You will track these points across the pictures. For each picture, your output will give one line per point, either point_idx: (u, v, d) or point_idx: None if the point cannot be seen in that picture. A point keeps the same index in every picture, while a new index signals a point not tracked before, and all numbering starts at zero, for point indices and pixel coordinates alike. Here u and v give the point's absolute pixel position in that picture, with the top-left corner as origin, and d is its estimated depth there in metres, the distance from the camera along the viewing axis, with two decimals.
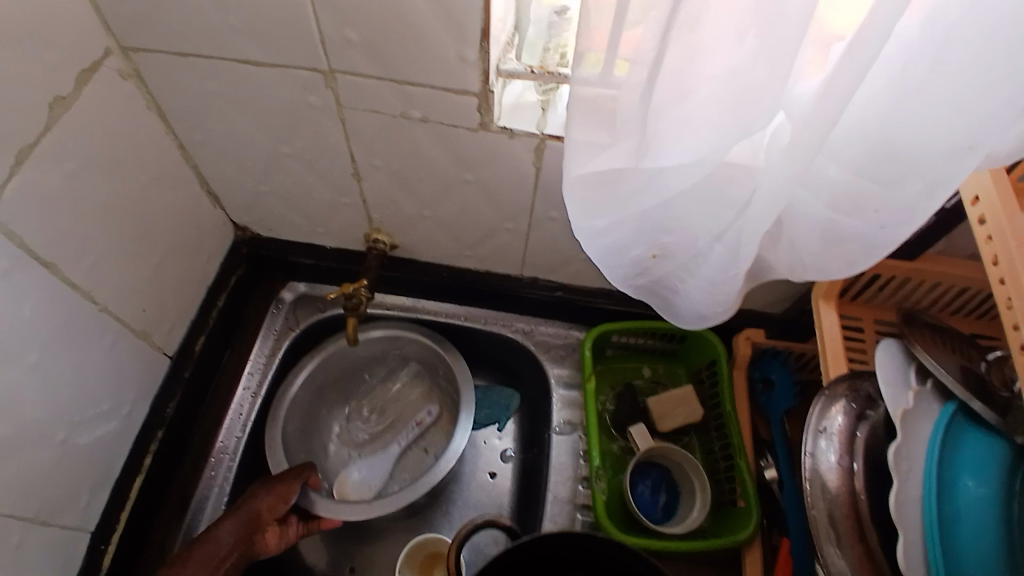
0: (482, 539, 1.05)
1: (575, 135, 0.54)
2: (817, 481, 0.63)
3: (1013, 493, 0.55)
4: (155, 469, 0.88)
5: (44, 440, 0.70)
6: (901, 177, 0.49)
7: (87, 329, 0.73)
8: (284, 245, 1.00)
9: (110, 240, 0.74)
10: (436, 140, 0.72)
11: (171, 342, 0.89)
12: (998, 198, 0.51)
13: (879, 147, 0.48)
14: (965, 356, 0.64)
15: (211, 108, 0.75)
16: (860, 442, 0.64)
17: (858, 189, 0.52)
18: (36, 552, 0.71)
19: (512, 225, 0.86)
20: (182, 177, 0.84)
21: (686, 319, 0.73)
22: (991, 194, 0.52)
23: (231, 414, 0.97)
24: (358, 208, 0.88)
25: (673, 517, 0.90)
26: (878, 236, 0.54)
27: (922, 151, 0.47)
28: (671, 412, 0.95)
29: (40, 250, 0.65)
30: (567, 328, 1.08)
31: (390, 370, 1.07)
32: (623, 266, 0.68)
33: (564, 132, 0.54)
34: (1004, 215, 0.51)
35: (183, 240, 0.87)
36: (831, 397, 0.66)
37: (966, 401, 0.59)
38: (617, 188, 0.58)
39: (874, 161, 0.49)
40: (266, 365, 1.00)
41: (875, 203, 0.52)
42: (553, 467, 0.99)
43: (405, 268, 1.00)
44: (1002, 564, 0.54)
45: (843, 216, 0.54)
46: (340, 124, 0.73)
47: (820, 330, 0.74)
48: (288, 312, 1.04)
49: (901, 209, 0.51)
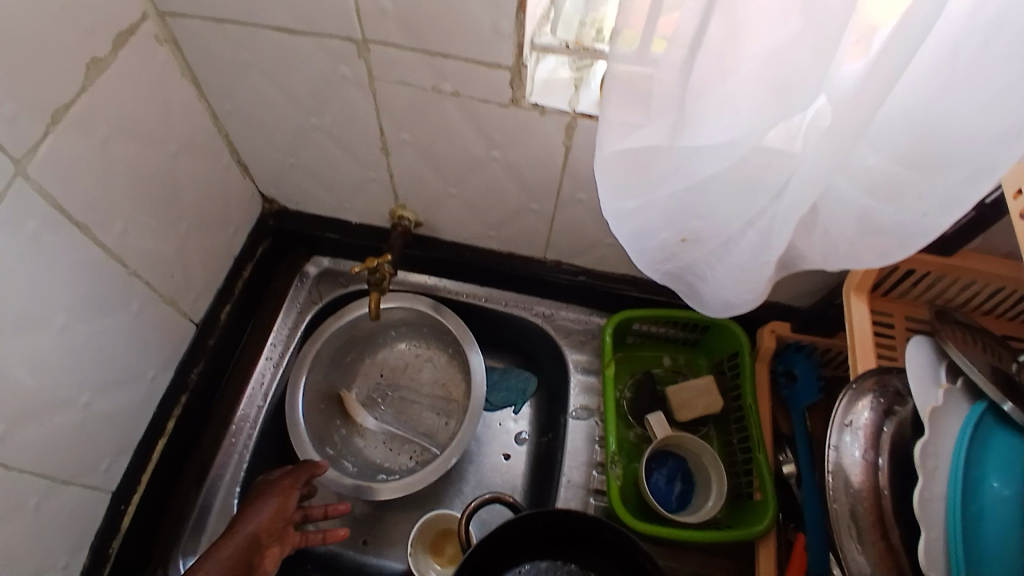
0: (490, 513, 1.06)
1: (611, 116, 0.52)
2: (840, 476, 0.61)
3: None
4: (178, 434, 0.89)
5: (70, 398, 0.71)
6: (943, 165, 0.47)
7: (117, 291, 0.74)
8: (309, 218, 1.01)
9: (140, 205, 0.75)
10: (465, 116, 0.72)
11: (197, 311, 0.90)
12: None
13: (921, 132, 0.46)
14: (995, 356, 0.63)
15: (242, 77, 0.75)
16: (886, 438, 0.62)
17: (897, 177, 0.50)
18: (61, 507, 0.73)
19: (538, 206, 0.85)
20: (213, 147, 0.85)
21: (711, 307, 0.71)
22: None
23: (252, 385, 0.98)
24: (384, 184, 0.88)
25: (688, 507, 0.89)
26: (918, 226, 0.52)
27: (965, 139, 0.45)
28: (691, 402, 0.94)
29: (72, 212, 0.66)
30: (588, 314, 1.07)
31: (423, 339, 1.11)
32: (649, 250, 0.66)
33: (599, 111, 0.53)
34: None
35: (211, 209, 0.88)
36: (857, 392, 0.65)
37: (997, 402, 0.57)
38: (646, 170, 0.56)
39: (915, 147, 0.47)
40: (288, 338, 1.02)
41: (919, 190, 0.50)
42: (568, 452, 0.99)
43: (429, 246, 1.00)
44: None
45: (881, 203, 0.52)
46: (369, 97, 0.73)
47: (850, 323, 0.72)
48: (312, 286, 1.05)
49: (944, 199, 0.49)
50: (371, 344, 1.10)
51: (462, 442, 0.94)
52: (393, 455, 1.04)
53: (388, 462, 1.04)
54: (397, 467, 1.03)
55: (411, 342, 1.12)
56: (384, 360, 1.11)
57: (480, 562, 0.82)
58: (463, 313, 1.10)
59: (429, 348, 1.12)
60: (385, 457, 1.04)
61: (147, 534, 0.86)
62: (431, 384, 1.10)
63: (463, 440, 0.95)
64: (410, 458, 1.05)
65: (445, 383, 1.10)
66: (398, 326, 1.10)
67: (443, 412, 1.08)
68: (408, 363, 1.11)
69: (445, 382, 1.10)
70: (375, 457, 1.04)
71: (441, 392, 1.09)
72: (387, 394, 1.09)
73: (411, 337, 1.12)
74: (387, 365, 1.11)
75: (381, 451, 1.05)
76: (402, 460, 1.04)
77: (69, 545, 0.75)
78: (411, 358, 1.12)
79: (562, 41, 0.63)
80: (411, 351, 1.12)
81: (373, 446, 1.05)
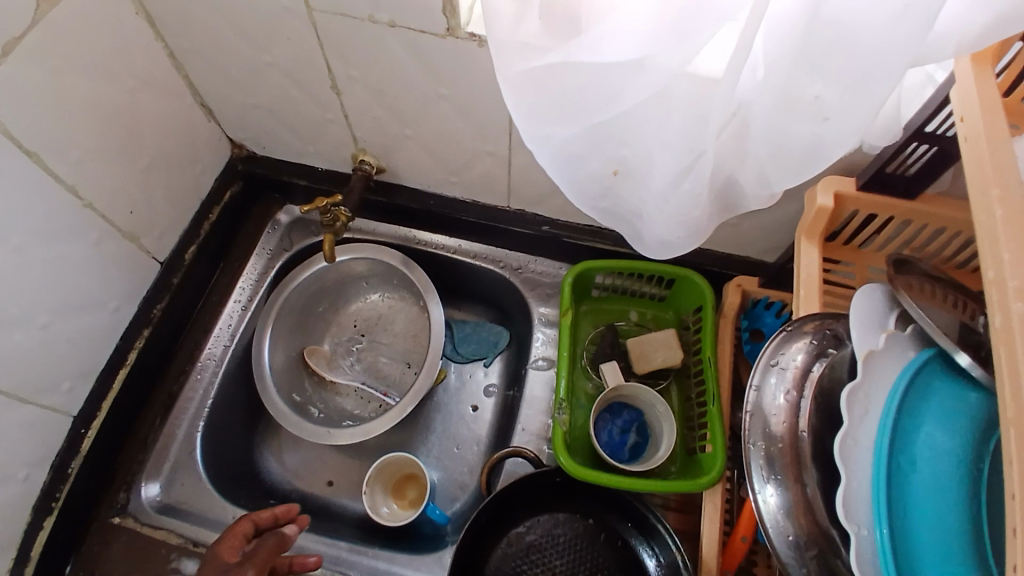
0: (513, 463, 0.93)
1: (515, 36, 0.51)
2: (759, 416, 0.60)
3: (981, 454, 0.51)
4: (140, 365, 0.93)
5: (24, 323, 0.74)
6: (844, 69, 0.44)
7: (73, 222, 0.77)
8: (278, 164, 1.02)
9: (96, 141, 0.77)
10: (405, 47, 0.71)
11: (162, 248, 0.93)
12: (978, 91, 0.44)
13: (818, 39, 0.43)
14: (964, 312, 0.60)
15: (193, 14, 0.76)
16: (813, 379, 0.60)
17: (803, 89, 0.47)
18: (19, 425, 0.77)
19: (493, 149, 0.84)
20: (173, 86, 0.86)
21: (651, 247, 0.69)
22: (969, 86, 0.45)
23: (221, 324, 1.01)
24: (342, 126, 0.88)
25: (639, 458, 0.88)
26: (831, 133, 0.50)
27: (858, 36, 0.42)
28: (650, 354, 0.92)
29: (23, 140, 0.68)
30: (557, 267, 1.06)
31: (396, 289, 1.12)
32: (581, 183, 0.64)
33: (502, 31, 0.51)
34: (980, 105, 0.43)
35: (174, 150, 0.90)
36: (793, 333, 0.63)
37: (949, 352, 0.55)
38: (559, 92, 0.54)
39: (814, 55, 0.44)
40: (258, 282, 1.05)
41: (835, 103, 0.47)
42: (527, 401, 0.99)
43: (394, 194, 1.00)
44: (961, 528, 0.48)
45: (794, 116, 0.50)
46: (313, 30, 0.72)
47: (797, 266, 0.68)
48: (284, 233, 1.07)
49: (853, 103, 0.47)
50: (343, 295, 1.11)
51: (419, 394, 0.96)
52: (361, 403, 1.06)
53: (358, 412, 1.05)
54: (365, 415, 1.05)
55: (384, 293, 1.13)
56: (356, 312, 1.12)
57: (491, 510, 0.84)
58: (435, 265, 1.10)
59: (401, 300, 1.12)
60: (356, 407, 1.06)
61: (107, 457, 0.91)
62: (402, 333, 1.11)
63: (421, 390, 0.96)
64: (374, 407, 1.06)
65: (417, 334, 1.11)
66: (370, 277, 1.11)
67: (411, 362, 1.09)
68: (380, 315, 1.12)
69: (416, 334, 1.11)
70: (345, 406, 1.06)
71: (412, 343, 1.10)
72: (357, 344, 1.10)
73: (383, 287, 1.12)
74: (358, 316, 1.12)
75: (351, 401, 1.06)
76: (367, 407, 1.06)
77: (30, 458, 0.80)
78: (382, 309, 1.13)
79: None
80: (383, 302, 1.13)
81: (342, 395, 1.07)
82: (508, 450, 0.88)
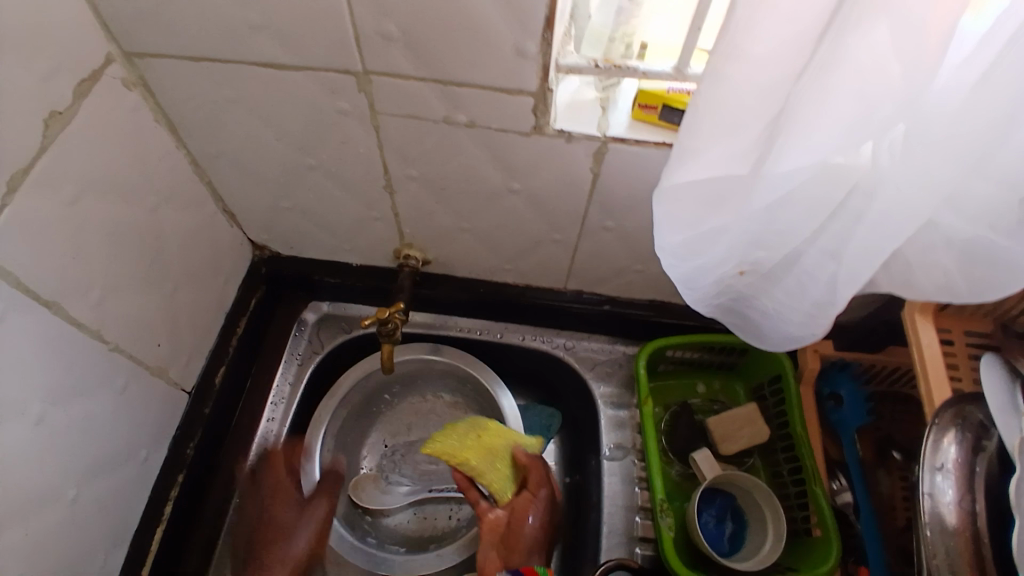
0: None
1: (683, 143, 0.46)
2: (937, 526, 0.56)
3: None
4: (176, 518, 0.81)
5: (49, 501, 0.61)
6: None
7: (98, 371, 0.65)
8: (304, 263, 0.93)
9: (118, 272, 0.66)
10: (480, 147, 0.64)
11: (189, 375, 0.82)
12: None
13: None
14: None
15: (226, 118, 0.67)
16: (980, 480, 0.56)
17: (1010, 209, 0.44)
18: None
19: (560, 236, 0.78)
20: (196, 196, 0.77)
21: (771, 341, 0.63)
22: None
23: (255, 448, 0.89)
24: (387, 223, 0.81)
25: (742, 550, 0.82)
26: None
27: None
28: (735, 434, 0.87)
29: (40, 289, 0.57)
30: (612, 343, 1.00)
31: (423, 389, 1.00)
32: (705, 287, 0.59)
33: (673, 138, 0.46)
34: None
35: (198, 263, 0.80)
36: (941, 428, 0.58)
37: None
38: (712, 199, 0.50)
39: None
40: (292, 392, 0.93)
41: None
42: (606, 497, 0.89)
43: (439, 285, 0.93)
44: None
45: (987, 233, 0.46)
46: (372, 132, 0.65)
47: (916, 345, 0.65)
48: (312, 333, 0.97)
49: None
50: (369, 407, 0.97)
51: None
52: (432, 521, 0.92)
53: (433, 531, 0.91)
54: (445, 532, 0.90)
55: (409, 398, 1.00)
56: (385, 427, 0.98)
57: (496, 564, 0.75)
58: (478, 352, 1.01)
59: (427, 398, 1.00)
60: (427, 527, 0.91)
61: None
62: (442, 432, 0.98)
63: None
64: (451, 514, 0.92)
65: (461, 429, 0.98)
66: (393, 385, 0.98)
67: None
68: (412, 420, 0.99)
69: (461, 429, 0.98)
70: (412, 530, 0.91)
71: None
72: (399, 459, 0.96)
73: (410, 391, 0.99)
74: (388, 431, 0.98)
75: (418, 525, 0.91)
76: (443, 522, 0.91)
77: None
78: (411, 416, 0.99)
79: (590, 61, 0.56)
80: (409, 407, 1.00)
81: (406, 520, 0.91)
82: (608, 561, 0.79)
